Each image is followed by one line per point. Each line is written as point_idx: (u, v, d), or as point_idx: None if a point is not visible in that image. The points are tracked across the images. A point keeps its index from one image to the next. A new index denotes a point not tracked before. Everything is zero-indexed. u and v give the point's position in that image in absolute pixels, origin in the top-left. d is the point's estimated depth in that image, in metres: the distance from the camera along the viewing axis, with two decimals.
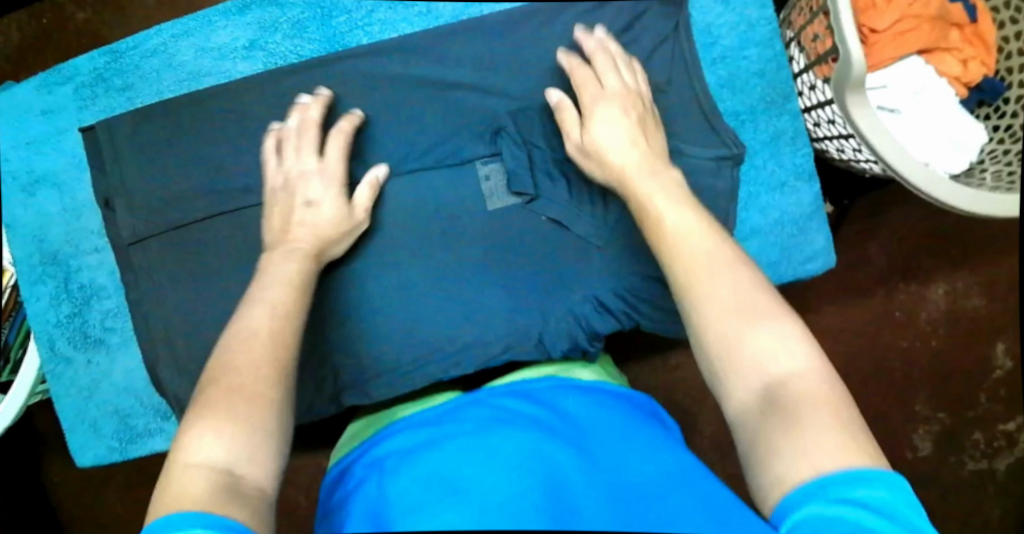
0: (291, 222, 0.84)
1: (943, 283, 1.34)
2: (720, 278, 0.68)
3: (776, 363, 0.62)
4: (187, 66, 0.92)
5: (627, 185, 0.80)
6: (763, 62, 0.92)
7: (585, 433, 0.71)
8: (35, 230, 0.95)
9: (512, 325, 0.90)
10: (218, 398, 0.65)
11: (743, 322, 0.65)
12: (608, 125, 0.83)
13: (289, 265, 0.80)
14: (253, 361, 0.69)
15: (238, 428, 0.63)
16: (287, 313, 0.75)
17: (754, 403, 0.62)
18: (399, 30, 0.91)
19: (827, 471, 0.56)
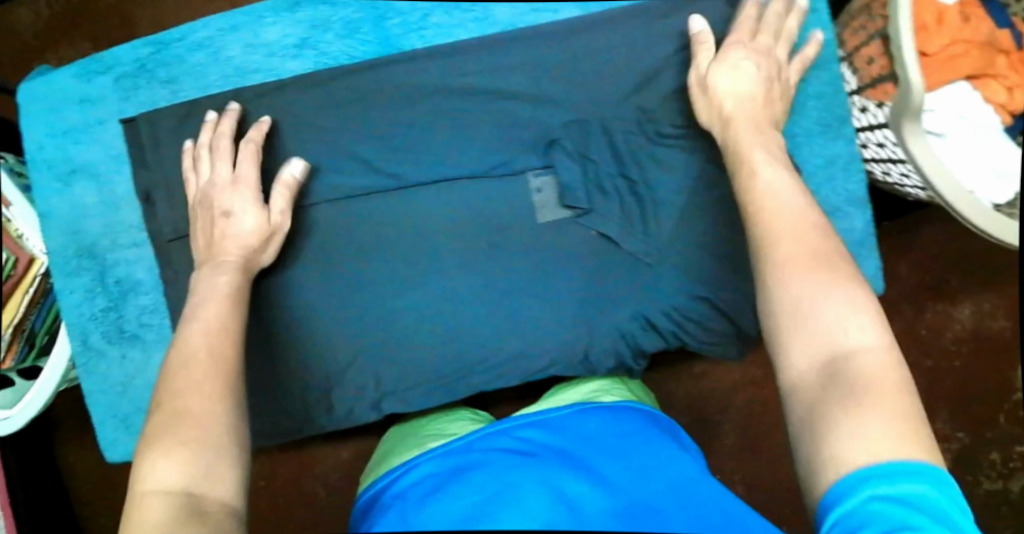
0: (213, 237, 0.83)
1: (969, 303, 1.31)
2: (798, 238, 0.67)
3: (850, 334, 0.61)
4: (234, 62, 0.90)
5: (732, 133, 0.79)
6: (822, 86, 0.90)
7: (604, 461, 0.73)
8: (70, 223, 0.92)
9: (559, 340, 0.89)
10: (169, 419, 0.66)
11: (822, 286, 0.63)
12: (738, 72, 0.81)
13: (218, 280, 0.80)
14: (198, 379, 0.69)
15: (192, 447, 0.63)
16: (224, 328, 0.75)
17: (813, 374, 0.61)
18: (454, 35, 0.89)
19: (879, 461, 0.54)
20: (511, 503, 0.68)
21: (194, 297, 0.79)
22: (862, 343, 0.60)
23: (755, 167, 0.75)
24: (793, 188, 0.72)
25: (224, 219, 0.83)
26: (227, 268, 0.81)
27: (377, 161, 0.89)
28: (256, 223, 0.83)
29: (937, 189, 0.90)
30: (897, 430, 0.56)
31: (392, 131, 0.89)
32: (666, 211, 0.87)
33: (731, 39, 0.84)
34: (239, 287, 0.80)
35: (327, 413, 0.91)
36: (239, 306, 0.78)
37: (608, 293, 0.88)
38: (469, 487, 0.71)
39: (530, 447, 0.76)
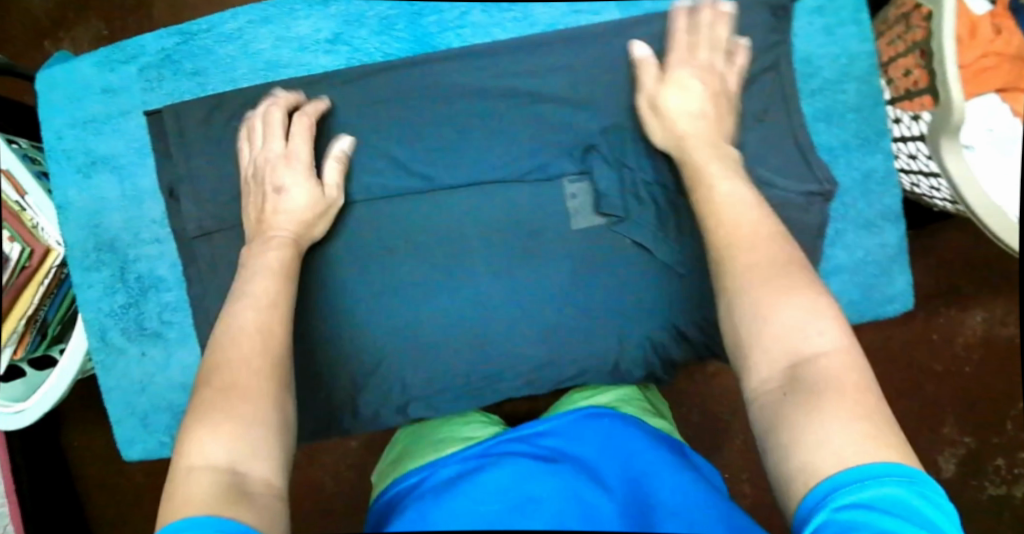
0: (265, 212, 0.82)
1: (982, 309, 1.29)
2: (753, 249, 0.71)
3: (809, 337, 0.65)
4: (265, 55, 0.88)
5: (685, 151, 0.80)
6: (861, 98, 0.89)
7: (615, 467, 0.74)
8: (90, 216, 0.90)
9: (588, 348, 0.88)
10: (216, 396, 0.66)
11: (778, 292, 0.67)
12: (681, 93, 0.82)
13: (271, 252, 0.78)
14: (243, 357, 0.69)
15: (239, 427, 0.63)
16: (272, 306, 0.74)
17: (778, 386, 0.64)
18: (492, 35, 0.88)
19: (849, 465, 0.58)
20: (520, 501, 0.68)
21: (246, 269, 0.78)
22: (822, 350, 0.64)
23: (716, 191, 0.76)
24: (755, 219, 0.73)
25: (278, 193, 0.81)
26: (282, 241, 0.80)
27: (408, 162, 0.87)
28: (313, 199, 0.82)
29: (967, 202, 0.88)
30: (867, 428, 0.59)
31: (425, 131, 0.87)
32: (702, 221, 0.85)
33: (671, 59, 0.84)
34: (292, 263, 0.79)
35: (352, 416, 0.89)
36: (291, 283, 0.78)
37: (638, 301, 0.87)
38: (478, 483, 0.71)
39: (545, 448, 0.76)
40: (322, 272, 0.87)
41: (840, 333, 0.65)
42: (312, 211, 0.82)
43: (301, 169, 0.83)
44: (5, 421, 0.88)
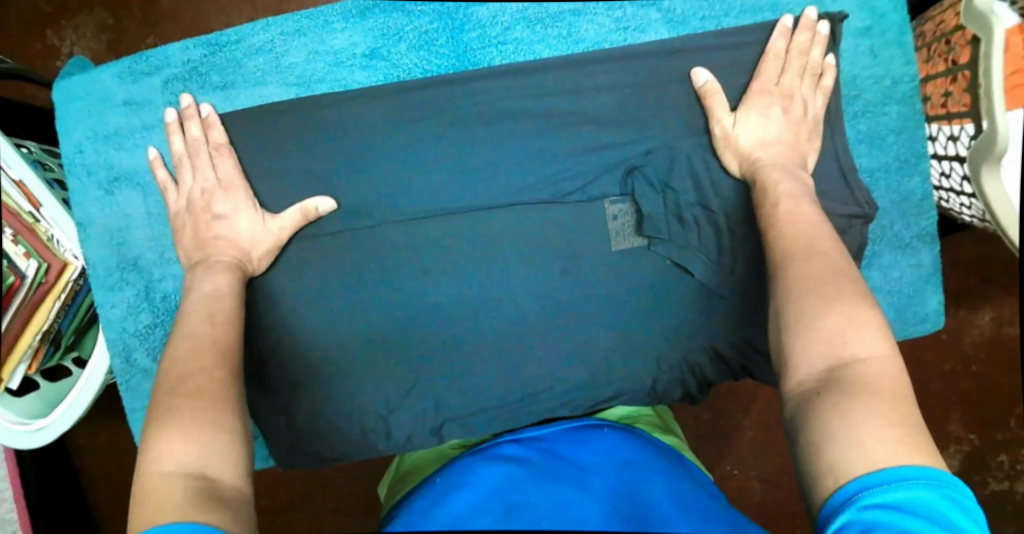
0: (205, 239, 0.82)
1: (992, 309, 1.28)
2: (814, 260, 0.72)
3: (852, 344, 0.65)
4: (296, 69, 0.85)
5: (757, 174, 0.81)
6: (902, 120, 0.88)
7: (620, 477, 0.71)
8: (114, 234, 0.87)
9: (627, 372, 0.85)
10: (179, 401, 0.67)
11: (825, 302, 0.68)
12: (764, 121, 0.83)
13: (214, 281, 0.79)
14: (206, 367, 0.70)
15: (200, 439, 0.64)
16: (228, 330, 0.75)
17: (813, 386, 0.65)
18: (536, 52, 0.86)
19: (879, 468, 0.57)
20: (511, 502, 0.67)
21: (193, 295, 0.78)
22: (866, 358, 0.65)
23: (789, 213, 0.76)
24: (829, 252, 0.73)
25: (221, 221, 0.82)
26: (225, 271, 0.80)
27: (444, 182, 0.85)
28: (255, 232, 0.82)
29: (995, 217, 0.86)
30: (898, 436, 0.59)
31: (463, 150, 0.85)
32: (743, 246, 0.84)
33: (755, 84, 0.84)
34: (237, 293, 0.79)
35: (385, 439, 0.85)
36: (239, 313, 0.78)
37: (680, 327, 0.85)
38: (471, 483, 0.70)
39: (543, 457, 0.74)
40: (355, 293, 0.85)
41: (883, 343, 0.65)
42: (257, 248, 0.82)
43: (245, 200, 0.82)
44: (21, 439, 0.84)
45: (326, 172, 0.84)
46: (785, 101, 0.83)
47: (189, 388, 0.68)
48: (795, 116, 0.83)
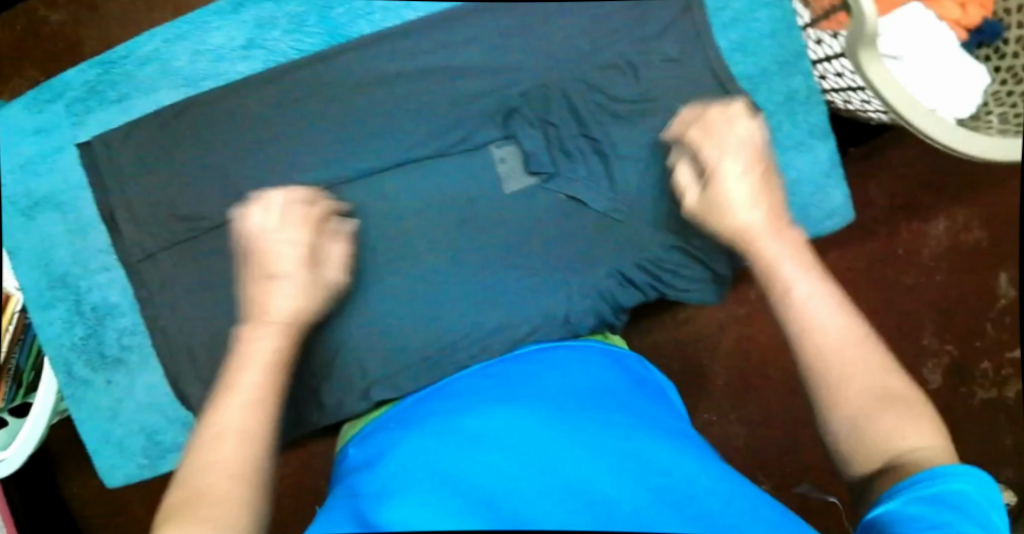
0: (258, 299, 0.77)
1: (944, 219, 1.36)
2: (812, 285, 0.71)
3: (866, 370, 0.65)
4: (184, 72, 0.89)
5: (751, 245, 0.76)
6: (774, 24, 0.89)
7: (573, 409, 0.72)
8: (39, 255, 0.91)
9: (541, 307, 0.87)
10: (194, 510, 0.60)
11: (849, 336, 0.67)
12: (723, 131, 0.80)
13: (268, 343, 0.74)
14: (241, 426, 0.66)
15: (211, 519, 0.59)
16: (274, 385, 0.71)
17: (852, 414, 0.64)
18: (403, 15, 0.89)
19: (912, 475, 0.58)
20: (470, 449, 0.67)
21: (240, 357, 0.72)
22: (842, 332, 0.67)
23: (766, 231, 0.76)
24: (812, 263, 0.73)
25: (280, 281, 0.78)
26: (274, 329, 0.75)
27: (333, 155, 0.87)
28: (310, 289, 0.79)
29: (900, 112, 0.90)
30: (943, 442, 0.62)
31: (350, 118, 0.88)
32: (632, 166, 0.87)
33: (714, 150, 0.80)
34: (283, 351, 0.74)
35: (318, 409, 0.87)
36: (286, 371, 0.73)
37: (584, 255, 0.88)
38: (423, 438, 0.70)
39: (490, 398, 0.74)
40: None
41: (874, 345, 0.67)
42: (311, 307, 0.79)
43: (297, 261, 0.79)
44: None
45: (222, 162, 0.87)
46: (734, 124, 0.80)
47: (214, 481, 0.62)
48: (749, 142, 0.80)
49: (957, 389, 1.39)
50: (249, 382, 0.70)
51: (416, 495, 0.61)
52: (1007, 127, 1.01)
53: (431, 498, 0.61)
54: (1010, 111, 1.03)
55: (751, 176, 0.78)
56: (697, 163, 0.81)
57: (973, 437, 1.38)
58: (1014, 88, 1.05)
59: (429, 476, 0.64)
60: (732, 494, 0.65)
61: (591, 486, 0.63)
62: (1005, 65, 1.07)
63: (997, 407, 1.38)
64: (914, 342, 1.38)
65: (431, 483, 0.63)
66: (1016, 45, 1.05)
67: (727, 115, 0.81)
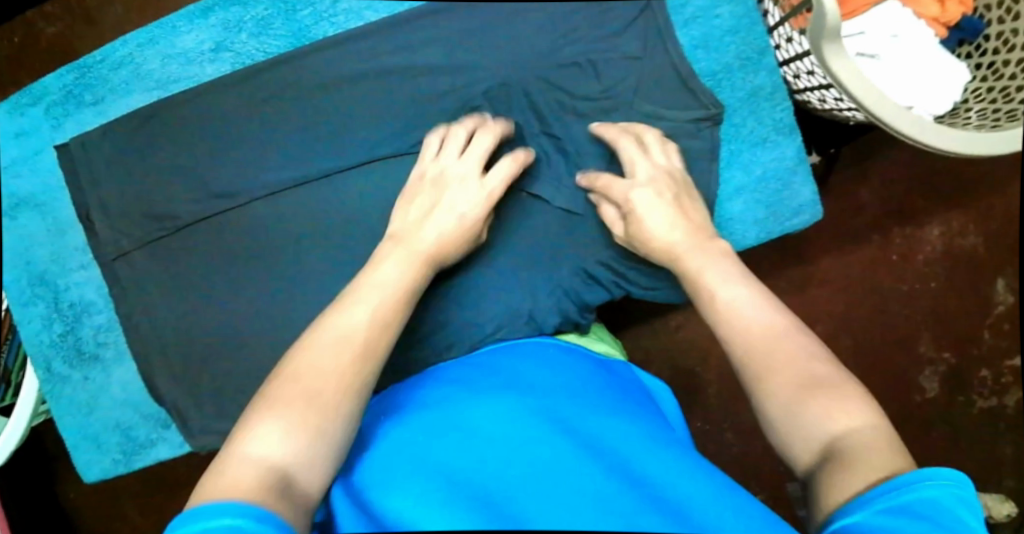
0: (422, 218, 0.83)
1: (938, 224, 1.31)
2: (733, 289, 0.75)
3: (789, 344, 0.68)
4: (156, 75, 0.92)
5: (679, 265, 0.80)
6: (735, 20, 0.90)
7: (557, 401, 0.75)
8: (21, 254, 0.93)
9: (506, 305, 0.90)
10: (290, 403, 0.64)
11: (770, 320, 0.71)
12: (636, 162, 0.84)
13: (402, 268, 0.78)
14: (365, 343, 0.70)
15: (313, 419, 0.63)
16: (394, 309, 0.74)
17: (785, 396, 0.65)
18: (365, 17, 0.92)
19: (873, 485, 0.56)
20: (452, 433, 0.70)
21: (371, 274, 0.77)
22: (766, 330, 0.69)
23: (693, 248, 0.80)
24: (734, 271, 0.76)
25: (443, 211, 0.82)
26: (413, 258, 0.79)
27: (305, 154, 0.91)
28: (462, 232, 0.83)
29: (877, 115, 0.89)
30: (884, 426, 0.61)
31: (317, 116, 0.91)
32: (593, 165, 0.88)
33: (621, 188, 0.84)
34: (416, 283, 0.78)
35: None
36: (410, 301, 0.76)
37: (550, 255, 0.91)
38: (412, 421, 0.73)
39: (479, 385, 0.78)
40: (238, 268, 0.91)
41: (808, 339, 0.68)
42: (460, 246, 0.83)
43: (480, 203, 0.84)
44: None
45: (195, 162, 0.91)
46: (645, 157, 0.85)
47: (311, 381, 0.66)
48: (655, 172, 0.84)
49: (955, 400, 1.32)
50: (368, 301, 0.74)
51: (408, 486, 0.64)
52: (984, 122, 0.98)
53: (411, 484, 0.65)
54: (989, 106, 1.01)
55: (665, 201, 0.82)
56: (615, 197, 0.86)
57: (973, 450, 1.31)
58: (994, 84, 1.02)
59: (411, 461, 0.67)
60: (705, 480, 0.67)
61: (560, 470, 0.66)
62: (985, 61, 1.05)
63: (995, 416, 1.31)
64: (909, 352, 1.32)
65: (409, 473, 0.66)
66: (996, 41, 1.03)
67: (640, 147, 0.85)
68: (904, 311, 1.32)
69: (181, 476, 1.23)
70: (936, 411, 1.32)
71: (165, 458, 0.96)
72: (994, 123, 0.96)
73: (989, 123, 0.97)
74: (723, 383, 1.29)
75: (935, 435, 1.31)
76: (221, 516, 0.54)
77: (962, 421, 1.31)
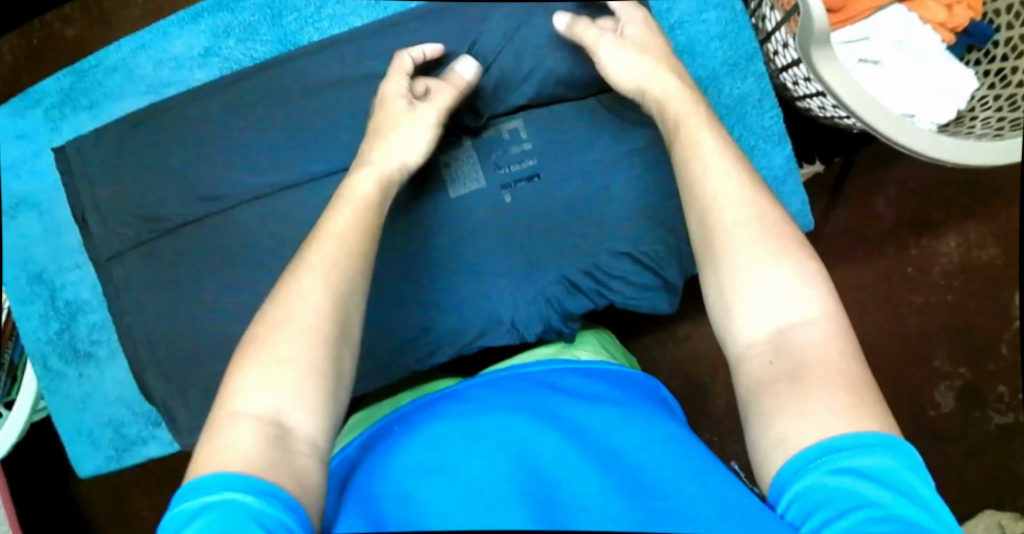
0: (378, 137, 0.83)
1: (955, 235, 1.27)
2: (725, 169, 0.72)
3: (796, 307, 0.65)
4: (148, 79, 0.96)
5: (676, 118, 0.78)
6: (722, 25, 0.89)
7: (573, 415, 0.75)
8: (19, 254, 0.96)
9: (486, 313, 0.90)
10: (269, 343, 0.64)
11: (770, 244, 0.68)
12: (633, 39, 0.85)
13: (369, 183, 0.78)
14: (335, 261, 0.70)
15: (293, 357, 0.63)
16: (363, 225, 0.74)
17: (764, 350, 0.65)
18: (349, 23, 0.96)
19: (825, 437, 0.59)
20: (464, 439, 0.71)
21: (347, 193, 0.77)
22: (761, 223, 0.69)
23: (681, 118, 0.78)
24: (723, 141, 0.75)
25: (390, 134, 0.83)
26: (377, 169, 0.80)
27: (291, 158, 0.92)
28: (404, 125, 0.84)
29: (878, 130, 0.87)
30: (838, 324, 0.65)
31: (303, 119, 0.92)
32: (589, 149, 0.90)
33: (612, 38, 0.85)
34: (383, 195, 0.79)
35: None
36: (379, 215, 0.77)
37: (530, 262, 0.90)
38: (427, 427, 0.74)
39: (498, 395, 0.79)
40: (225, 270, 0.92)
41: (784, 227, 0.69)
42: (412, 133, 0.84)
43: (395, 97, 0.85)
44: None
45: (184, 164, 0.92)
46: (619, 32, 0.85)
47: (286, 314, 0.66)
48: (637, 31, 0.85)
49: (970, 415, 1.26)
50: (335, 228, 0.73)
51: (428, 503, 0.65)
52: (988, 130, 0.94)
53: (420, 493, 0.66)
54: (995, 114, 0.97)
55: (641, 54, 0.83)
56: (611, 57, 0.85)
57: (988, 469, 1.25)
58: (1002, 91, 0.99)
59: (421, 467, 0.68)
60: (700, 480, 0.66)
61: (566, 486, 0.66)
62: (994, 68, 1.01)
63: (1013, 433, 1.25)
64: (924, 366, 1.27)
65: (420, 481, 0.67)
66: (1006, 47, 1.00)
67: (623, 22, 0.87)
68: (917, 323, 1.27)
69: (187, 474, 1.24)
70: (950, 426, 1.27)
71: (154, 456, 0.99)
72: (997, 134, 0.92)
73: (991, 133, 0.93)
74: (730, 392, 1.27)
75: (949, 452, 1.26)
76: (226, 490, 0.57)
77: (979, 438, 1.26)
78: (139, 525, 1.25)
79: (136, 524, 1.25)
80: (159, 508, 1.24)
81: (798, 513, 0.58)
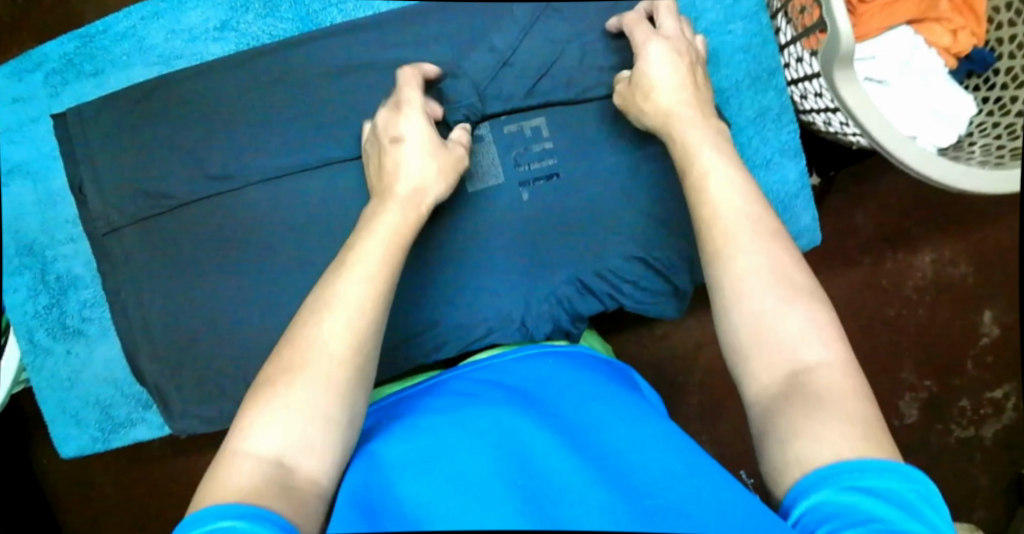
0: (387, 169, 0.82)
1: (930, 251, 1.28)
2: (744, 217, 0.71)
3: (806, 347, 0.64)
4: (157, 50, 0.95)
5: (687, 154, 0.78)
6: (748, 38, 0.94)
7: (560, 411, 0.74)
8: (10, 223, 0.93)
9: (498, 309, 0.89)
10: (279, 387, 0.64)
11: (783, 301, 0.66)
12: (649, 64, 0.84)
13: (397, 224, 0.77)
14: (359, 305, 0.69)
15: (306, 404, 0.63)
16: (389, 263, 0.74)
17: (780, 390, 0.64)
18: (373, 8, 0.95)
19: (841, 458, 0.58)
20: (456, 433, 0.69)
21: (366, 234, 0.76)
22: (768, 268, 0.68)
23: (692, 148, 0.78)
24: (738, 177, 0.74)
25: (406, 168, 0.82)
26: (404, 209, 0.79)
27: (300, 142, 0.90)
28: (439, 165, 0.83)
29: (891, 152, 0.89)
30: (851, 369, 0.64)
31: (315, 103, 0.91)
32: (609, 149, 0.91)
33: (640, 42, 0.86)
34: (411, 231, 0.78)
35: None
36: (404, 255, 0.76)
37: (545, 260, 0.90)
38: (414, 422, 0.73)
39: (485, 391, 0.77)
40: (225, 251, 0.89)
41: (795, 269, 0.68)
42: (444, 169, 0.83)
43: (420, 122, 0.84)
44: None
45: (190, 142, 0.90)
46: (658, 39, 0.85)
47: (297, 361, 0.65)
48: (671, 45, 0.85)
49: (933, 427, 1.28)
50: (362, 265, 0.72)
51: (415, 499, 0.63)
52: (988, 158, 0.96)
53: (416, 487, 0.64)
54: (994, 141, 0.99)
55: (668, 66, 0.83)
56: (630, 89, 0.85)
57: (947, 479, 1.28)
58: (1001, 119, 1.01)
59: (412, 461, 0.67)
60: (692, 474, 0.65)
61: (555, 478, 0.65)
62: (993, 96, 1.04)
63: (973, 446, 1.28)
64: (893, 376, 1.29)
65: (413, 476, 0.65)
66: (1005, 76, 1.02)
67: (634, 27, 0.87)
68: (890, 336, 1.29)
69: (156, 454, 1.20)
70: (914, 436, 1.28)
71: (144, 439, 0.96)
72: (999, 161, 0.94)
73: (993, 160, 0.95)
74: (707, 393, 1.28)
75: (911, 461, 1.28)
76: (219, 519, 0.56)
77: (941, 449, 1.28)
78: (102, 507, 1.21)
79: (98, 498, 1.21)
80: (125, 492, 1.21)
81: (809, 522, 0.57)
